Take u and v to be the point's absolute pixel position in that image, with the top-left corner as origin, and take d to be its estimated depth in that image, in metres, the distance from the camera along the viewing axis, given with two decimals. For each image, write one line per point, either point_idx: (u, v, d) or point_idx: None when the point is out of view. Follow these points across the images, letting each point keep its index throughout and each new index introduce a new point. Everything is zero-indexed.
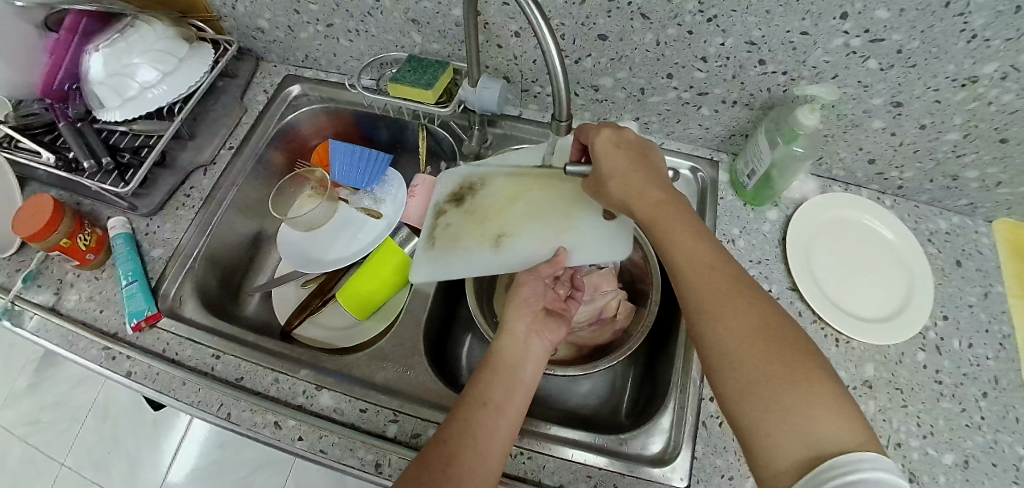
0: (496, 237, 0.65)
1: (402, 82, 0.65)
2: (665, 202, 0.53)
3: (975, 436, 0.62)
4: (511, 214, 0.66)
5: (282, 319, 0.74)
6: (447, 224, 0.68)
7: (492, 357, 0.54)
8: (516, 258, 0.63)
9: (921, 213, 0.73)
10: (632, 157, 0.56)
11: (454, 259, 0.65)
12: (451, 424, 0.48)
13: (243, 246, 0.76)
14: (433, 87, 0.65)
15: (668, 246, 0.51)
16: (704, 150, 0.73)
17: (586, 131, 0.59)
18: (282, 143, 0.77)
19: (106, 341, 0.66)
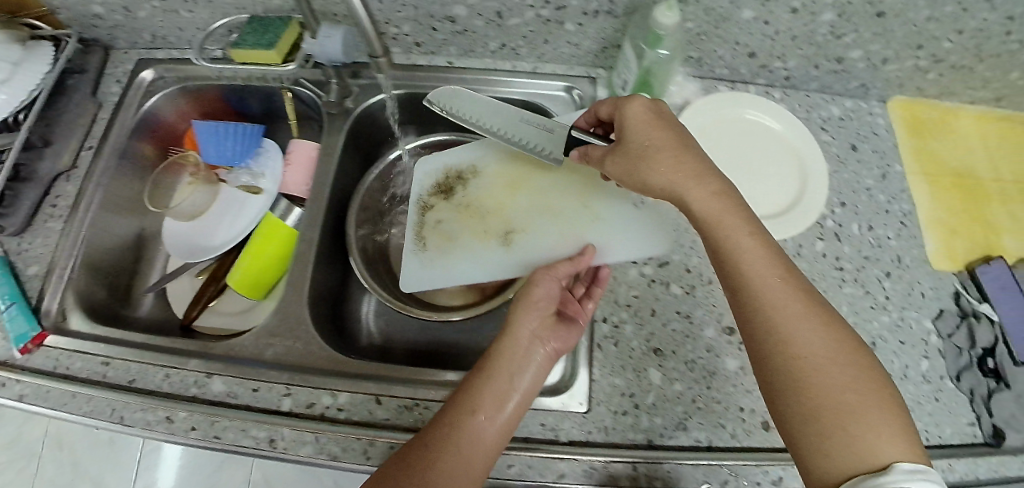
0: (505, 234, 0.64)
1: (243, 46, 0.62)
2: (726, 200, 0.48)
3: (880, 316, 0.62)
4: (512, 208, 0.66)
5: (180, 312, 0.73)
6: (439, 218, 0.68)
7: (496, 356, 0.50)
8: (528, 254, 0.62)
9: (812, 102, 0.71)
10: (678, 144, 0.50)
11: (455, 258, 0.65)
12: (444, 423, 0.46)
13: (125, 246, 0.73)
14: (275, 46, 0.62)
15: (727, 243, 0.47)
16: (577, 67, 0.68)
17: (620, 107, 0.53)
18: (147, 133, 0.75)
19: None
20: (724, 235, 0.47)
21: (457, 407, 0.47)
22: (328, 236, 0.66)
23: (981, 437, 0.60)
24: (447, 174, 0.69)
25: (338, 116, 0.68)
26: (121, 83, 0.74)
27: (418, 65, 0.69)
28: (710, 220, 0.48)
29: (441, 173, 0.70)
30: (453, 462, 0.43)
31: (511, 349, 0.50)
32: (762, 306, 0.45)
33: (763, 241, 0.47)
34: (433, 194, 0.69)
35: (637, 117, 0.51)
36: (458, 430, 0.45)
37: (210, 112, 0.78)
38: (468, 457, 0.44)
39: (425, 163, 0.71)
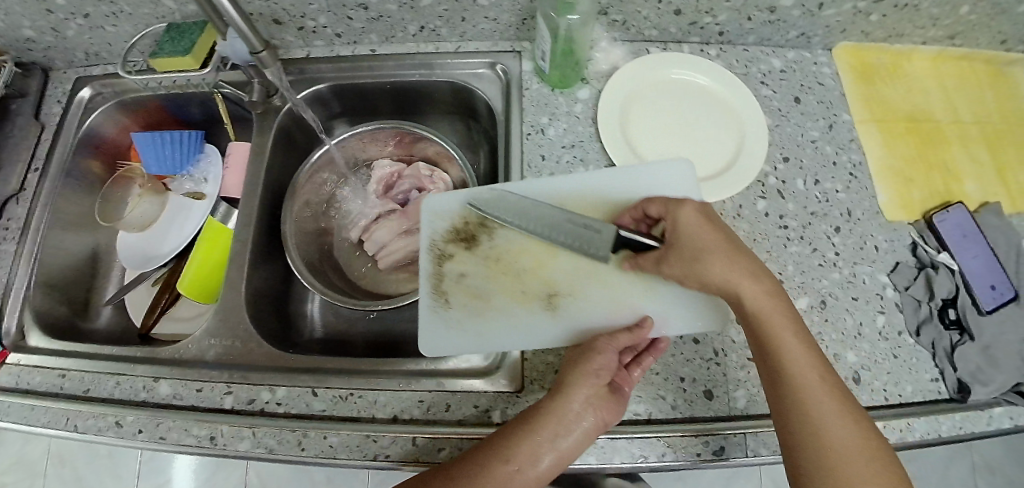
0: (547, 296, 0.56)
1: (160, 54, 0.63)
2: (773, 300, 0.45)
3: (830, 274, 0.60)
4: (554, 266, 0.57)
5: (138, 321, 0.73)
6: (463, 273, 0.58)
7: (541, 415, 0.47)
8: (579, 324, 0.55)
9: (750, 56, 0.68)
10: (734, 248, 0.46)
11: (490, 323, 0.56)
12: (465, 470, 0.45)
13: (81, 261, 0.74)
14: (191, 52, 0.63)
15: (767, 335, 0.45)
16: (503, 43, 0.67)
17: (675, 202, 0.49)
18: (91, 150, 0.75)
19: None
20: (767, 333, 0.45)
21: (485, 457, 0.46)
22: (263, 235, 0.66)
23: (947, 394, 0.57)
24: (466, 218, 0.60)
25: (267, 115, 0.67)
26: (62, 103, 0.74)
27: (343, 56, 0.69)
28: (762, 319, 0.45)
29: (459, 216, 0.60)
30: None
31: (559, 418, 0.46)
32: (800, 394, 0.43)
33: (804, 337, 0.45)
34: (450, 241, 0.60)
35: (693, 221, 0.47)
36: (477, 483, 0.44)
37: (153, 123, 0.78)
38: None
39: (438, 201, 0.61)
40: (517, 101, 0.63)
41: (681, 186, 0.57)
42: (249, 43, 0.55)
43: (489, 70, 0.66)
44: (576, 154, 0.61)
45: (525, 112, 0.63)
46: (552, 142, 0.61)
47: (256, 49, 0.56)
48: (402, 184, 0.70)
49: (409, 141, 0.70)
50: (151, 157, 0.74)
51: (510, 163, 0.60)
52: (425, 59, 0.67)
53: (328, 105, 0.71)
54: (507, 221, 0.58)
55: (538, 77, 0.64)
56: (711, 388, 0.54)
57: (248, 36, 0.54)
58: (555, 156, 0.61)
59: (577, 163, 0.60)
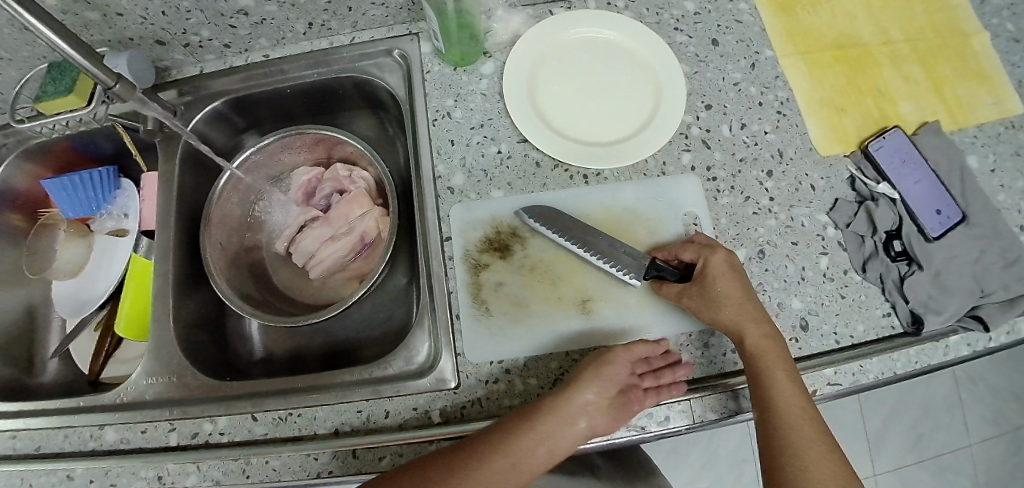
0: (580, 302, 0.53)
1: (45, 97, 0.60)
2: (771, 341, 0.48)
3: (765, 221, 0.57)
4: (589, 271, 0.54)
5: (84, 367, 0.71)
6: (498, 282, 0.53)
7: (550, 411, 0.46)
8: (615, 329, 0.53)
9: (661, 2, 0.64)
10: (746, 297, 0.50)
11: (528, 329, 0.52)
12: (476, 465, 0.44)
13: (17, 318, 0.71)
14: (74, 91, 0.60)
15: (762, 369, 0.47)
16: (399, 27, 0.63)
17: (702, 244, 0.52)
18: (6, 204, 0.71)
19: None
20: (766, 369, 0.47)
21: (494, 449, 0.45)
22: (185, 264, 0.64)
23: (900, 328, 0.56)
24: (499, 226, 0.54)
25: (168, 140, 0.64)
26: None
27: (237, 66, 0.65)
28: (759, 359, 0.47)
29: (490, 225, 0.54)
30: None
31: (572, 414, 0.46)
32: (784, 421, 0.46)
33: (794, 375, 0.48)
34: (484, 250, 0.54)
35: (719, 266, 0.50)
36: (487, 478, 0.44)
37: (67, 168, 0.75)
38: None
39: (464, 209, 0.55)
40: (419, 86, 0.60)
41: (686, 200, 0.56)
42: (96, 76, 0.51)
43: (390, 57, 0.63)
44: (487, 134, 0.58)
45: (429, 97, 0.59)
46: (459, 124, 0.58)
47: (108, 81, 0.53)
48: (323, 189, 0.67)
49: (321, 143, 0.67)
50: (65, 202, 0.70)
51: (420, 153, 0.57)
52: (321, 56, 0.63)
53: (233, 120, 0.68)
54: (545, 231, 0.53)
55: (439, 58, 0.61)
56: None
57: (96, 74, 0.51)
58: (464, 139, 0.57)
59: (489, 143, 0.57)
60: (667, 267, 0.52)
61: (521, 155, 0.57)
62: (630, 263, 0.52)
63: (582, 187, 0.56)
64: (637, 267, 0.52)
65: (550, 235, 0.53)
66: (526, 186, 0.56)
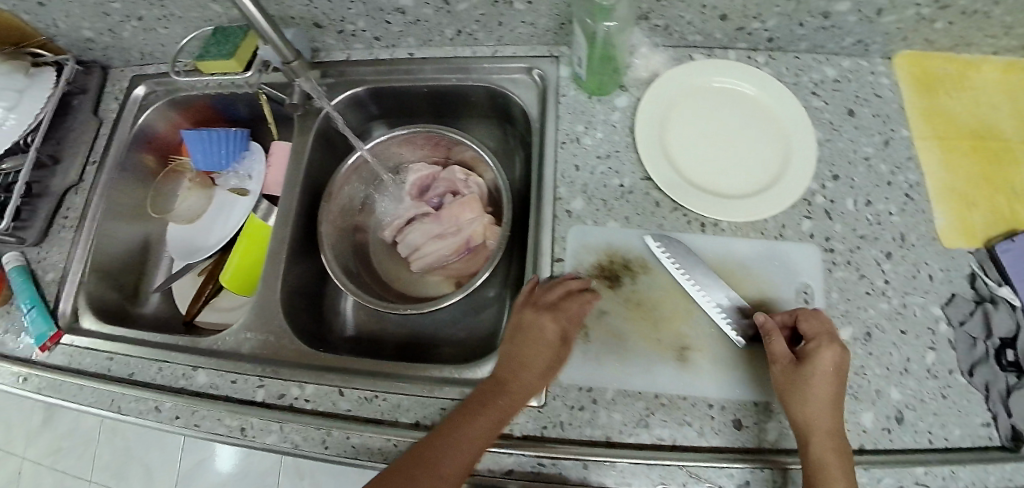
0: (678, 349, 0.54)
1: (206, 57, 0.66)
2: (839, 454, 0.46)
3: (878, 304, 0.56)
4: (692, 320, 0.54)
5: (183, 308, 0.76)
6: (602, 310, 0.54)
7: (522, 340, 0.52)
8: (709, 383, 0.53)
9: (802, 64, 0.64)
10: (835, 405, 0.48)
11: (626, 363, 0.53)
12: (476, 404, 0.49)
13: (135, 250, 0.78)
14: (234, 56, 0.65)
15: (813, 472, 0.46)
16: (540, 46, 0.65)
17: (821, 333, 0.50)
18: (145, 144, 0.78)
19: (22, 367, 0.66)
20: (819, 474, 0.45)
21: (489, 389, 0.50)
22: (300, 233, 0.68)
23: (998, 440, 0.53)
24: (614, 256, 0.55)
25: (305, 116, 0.69)
26: (118, 99, 0.78)
27: (382, 59, 0.69)
28: (814, 460, 0.46)
29: (605, 252, 0.55)
30: (465, 440, 0.47)
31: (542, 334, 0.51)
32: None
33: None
34: (594, 275, 0.55)
35: (822, 360, 0.48)
36: (489, 411, 0.48)
37: (202, 121, 0.81)
38: (478, 433, 0.47)
39: (579, 232, 0.56)
40: (552, 108, 0.62)
41: (803, 271, 0.56)
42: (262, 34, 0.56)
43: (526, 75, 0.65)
44: (612, 165, 0.59)
45: (560, 120, 0.61)
46: (586, 151, 0.59)
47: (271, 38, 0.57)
48: (436, 187, 0.71)
49: (444, 142, 0.70)
50: (199, 154, 0.76)
51: (544, 172, 0.59)
52: (462, 63, 0.67)
53: (364, 107, 0.72)
54: (670, 263, 0.55)
55: (575, 84, 0.63)
56: (742, 418, 0.52)
57: (278, 46, 0.58)
58: (588, 166, 0.59)
59: (612, 175, 0.58)
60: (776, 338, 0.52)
61: (643, 192, 0.58)
62: (738, 317, 0.54)
63: (698, 234, 0.57)
64: (744, 323, 0.54)
65: (672, 265, 0.55)
66: (642, 222, 0.57)
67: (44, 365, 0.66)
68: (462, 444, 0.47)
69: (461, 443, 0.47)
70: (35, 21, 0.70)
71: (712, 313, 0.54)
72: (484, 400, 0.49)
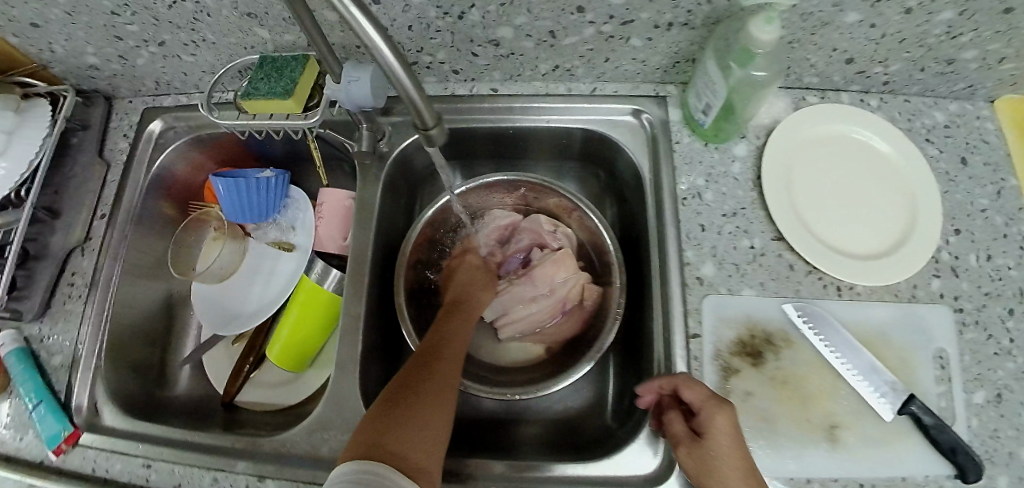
0: (828, 428, 0.51)
1: (256, 95, 0.54)
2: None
3: (1006, 364, 0.53)
4: (838, 395, 0.52)
5: (220, 388, 0.67)
6: (749, 393, 0.50)
7: (444, 343, 0.51)
8: (860, 463, 0.50)
9: (913, 108, 0.61)
10: (749, 475, 0.41)
11: (778, 447, 0.50)
12: (423, 394, 0.45)
13: (156, 312, 0.68)
14: (292, 94, 0.53)
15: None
16: (646, 84, 0.59)
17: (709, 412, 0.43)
18: (163, 190, 0.67)
19: (34, 477, 0.56)
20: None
21: (412, 370, 0.47)
22: (375, 303, 0.58)
23: None
24: (755, 330, 0.51)
25: (370, 164, 0.59)
26: (129, 137, 0.68)
27: (458, 94, 0.60)
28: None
29: (745, 326, 0.51)
30: (430, 439, 0.42)
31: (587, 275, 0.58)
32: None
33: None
34: (736, 354, 0.51)
35: (718, 439, 0.42)
36: (444, 406, 0.45)
37: (228, 160, 0.71)
38: (439, 424, 0.44)
39: (716, 304, 0.52)
40: (664, 160, 0.56)
41: (940, 336, 0.54)
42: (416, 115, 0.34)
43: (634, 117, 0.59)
44: (739, 224, 0.54)
45: (677, 171, 0.55)
46: (710, 208, 0.54)
47: (425, 123, 0.35)
48: (518, 243, 0.65)
49: (529, 190, 0.63)
50: (228, 204, 0.64)
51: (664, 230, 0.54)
52: (558, 102, 0.59)
53: (435, 148, 0.63)
54: (819, 340, 0.52)
55: (689, 129, 0.57)
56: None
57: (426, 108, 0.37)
58: (715, 226, 0.54)
59: (741, 234, 0.54)
60: (926, 413, 0.49)
61: (776, 254, 0.54)
62: (884, 387, 0.51)
63: (836, 299, 0.54)
64: (893, 396, 0.51)
65: (818, 341, 0.52)
66: (779, 289, 0.53)
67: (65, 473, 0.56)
68: (426, 431, 0.42)
69: (437, 411, 0.44)
70: (28, 46, 0.61)
71: (858, 386, 0.51)
72: (412, 380, 0.46)
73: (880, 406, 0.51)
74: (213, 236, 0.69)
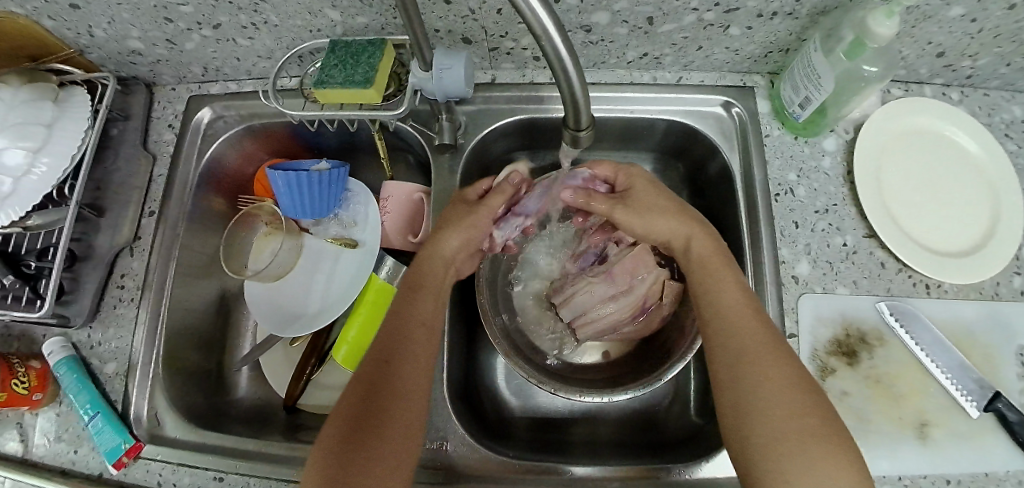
0: (918, 425, 0.50)
1: (331, 84, 0.47)
2: (801, 396, 0.39)
3: None
4: (929, 393, 0.51)
5: (281, 391, 0.64)
6: (843, 391, 0.51)
7: (400, 330, 0.46)
8: (949, 462, 0.49)
9: (991, 102, 0.61)
10: (664, 207, 0.51)
11: (871, 445, 0.50)
12: (382, 415, 0.41)
13: (209, 312, 0.66)
14: (374, 83, 0.46)
15: (760, 436, 0.38)
16: (732, 74, 0.59)
17: (711, 265, 0.47)
18: (213, 184, 0.65)
19: None
20: (772, 423, 0.38)
21: (368, 376, 0.43)
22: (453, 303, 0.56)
23: None
24: (851, 329, 0.52)
25: (446, 155, 0.57)
26: (174, 128, 0.66)
27: (536, 81, 0.57)
28: (748, 413, 0.40)
29: (841, 325, 0.52)
30: (393, 453, 0.40)
31: (642, 193, 0.52)
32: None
33: (841, 462, 0.37)
34: (832, 352, 0.52)
35: (728, 288, 0.46)
36: (409, 412, 0.42)
37: (278, 150, 0.68)
38: (405, 432, 0.41)
39: (813, 302, 0.53)
40: (757, 154, 0.57)
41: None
42: (574, 118, 0.36)
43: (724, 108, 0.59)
44: (831, 220, 0.55)
45: (770, 165, 0.57)
46: (804, 204, 0.55)
47: (579, 125, 0.37)
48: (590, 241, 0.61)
49: None
50: (288, 201, 0.60)
51: (755, 237, 0.55)
52: (645, 91, 0.58)
53: (508, 139, 0.60)
54: (911, 340, 0.52)
55: (779, 121, 0.58)
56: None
57: (577, 109, 0.36)
58: (809, 223, 0.55)
59: (834, 232, 0.55)
60: (1012, 410, 0.48)
61: (868, 251, 0.54)
62: (973, 387, 0.50)
63: (925, 297, 0.54)
64: (981, 395, 0.50)
65: (909, 338, 0.52)
66: (871, 287, 0.54)
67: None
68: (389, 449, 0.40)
69: (372, 383, 0.43)
70: (66, 31, 0.57)
71: (946, 384, 0.51)
72: (370, 394, 0.42)
73: (965, 403, 0.50)
74: (266, 232, 0.65)
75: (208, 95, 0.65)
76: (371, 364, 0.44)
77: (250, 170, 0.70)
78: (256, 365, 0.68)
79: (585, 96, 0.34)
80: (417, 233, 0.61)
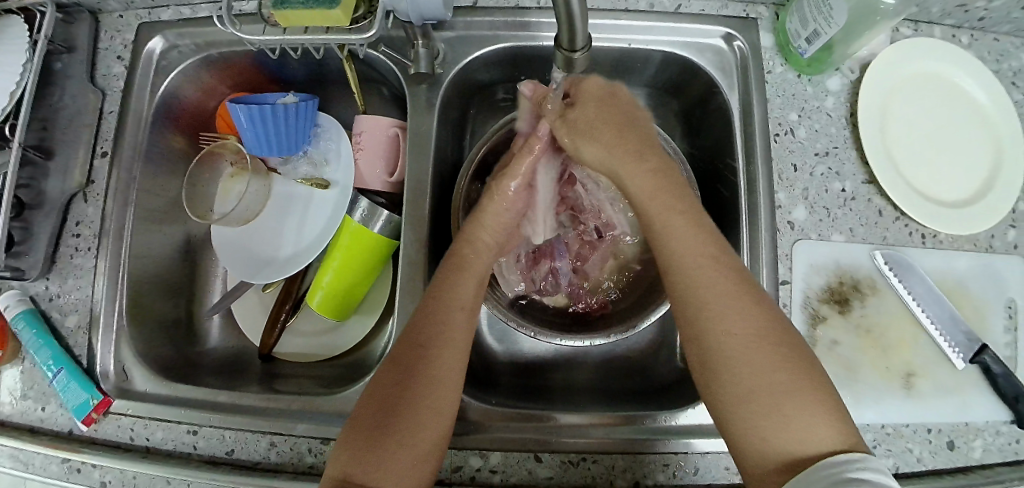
0: (905, 376, 0.50)
1: (293, 3, 0.42)
2: (750, 302, 0.39)
3: None
4: (918, 344, 0.50)
5: (257, 340, 0.62)
6: (834, 341, 0.50)
7: (444, 308, 0.43)
8: (933, 412, 0.49)
9: (1001, 47, 0.58)
10: (608, 129, 0.46)
11: (858, 395, 0.49)
12: (409, 400, 0.39)
13: (177, 262, 0.63)
14: (340, 2, 0.41)
15: (738, 386, 0.37)
16: (735, 4, 0.55)
17: (664, 203, 0.43)
18: (171, 121, 0.61)
19: (64, 450, 0.53)
20: (744, 379, 0.37)
21: (411, 346, 0.41)
22: (434, 249, 0.54)
23: None
24: (844, 277, 0.51)
25: (423, 86, 0.52)
26: (124, 60, 0.60)
27: (523, 8, 0.53)
28: (707, 313, 0.39)
29: (835, 273, 0.51)
30: (424, 429, 0.38)
31: (582, 112, 0.47)
32: (759, 459, 0.35)
33: (823, 411, 0.35)
34: (824, 300, 0.51)
35: (682, 229, 0.42)
36: (439, 409, 0.40)
37: (242, 84, 0.63)
38: (432, 430, 0.39)
39: (809, 248, 0.51)
40: (757, 88, 0.53)
41: (1014, 286, 0.52)
42: (568, 37, 0.33)
43: (723, 41, 0.55)
44: (830, 164, 0.53)
45: (769, 103, 0.54)
46: (803, 146, 0.53)
47: (573, 47, 0.34)
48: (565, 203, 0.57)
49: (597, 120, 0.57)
50: (251, 136, 0.55)
51: (751, 179, 0.52)
52: (642, 19, 0.54)
53: (490, 71, 0.56)
54: (903, 290, 0.50)
55: (782, 56, 0.55)
56: (954, 438, 0.49)
57: (574, 29, 0.32)
58: (807, 167, 0.53)
59: (832, 177, 0.53)
60: (998, 362, 0.48)
61: (866, 198, 0.53)
62: (962, 339, 0.49)
63: (920, 246, 0.52)
64: (969, 347, 0.49)
65: (901, 287, 0.50)
66: (867, 235, 0.52)
67: (100, 444, 0.53)
68: (433, 409, 0.39)
69: (424, 366, 0.40)
70: None
71: (936, 336, 0.50)
72: (397, 379, 0.40)
73: (952, 355, 0.49)
74: (233, 172, 0.60)
75: (160, 21, 0.59)
76: (409, 329, 0.43)
77: (211, 107, 0.64)
78: (228, 316, 0.65)
79: (580, 11, 0.31)
80: (394, 172, 0.57)
